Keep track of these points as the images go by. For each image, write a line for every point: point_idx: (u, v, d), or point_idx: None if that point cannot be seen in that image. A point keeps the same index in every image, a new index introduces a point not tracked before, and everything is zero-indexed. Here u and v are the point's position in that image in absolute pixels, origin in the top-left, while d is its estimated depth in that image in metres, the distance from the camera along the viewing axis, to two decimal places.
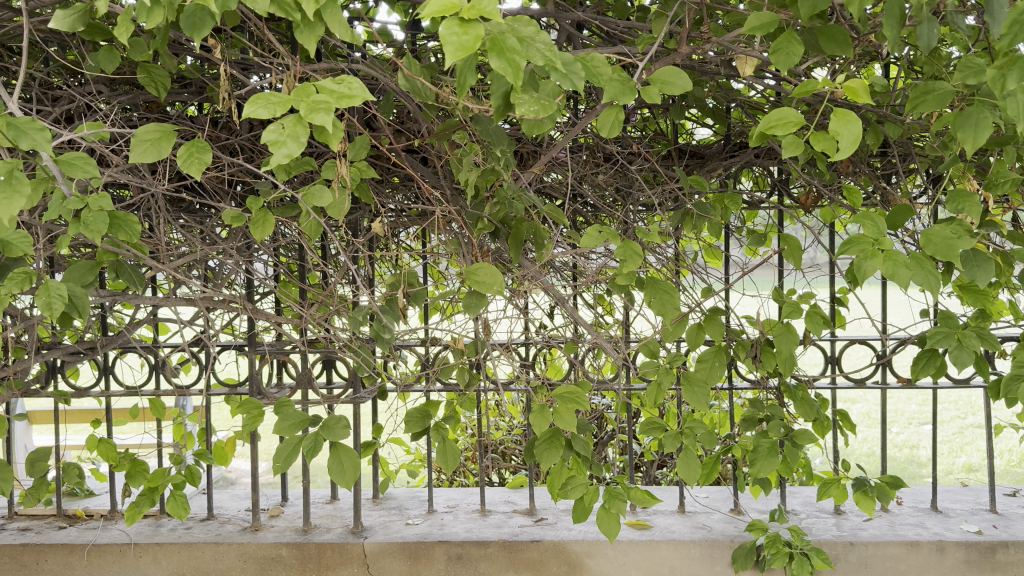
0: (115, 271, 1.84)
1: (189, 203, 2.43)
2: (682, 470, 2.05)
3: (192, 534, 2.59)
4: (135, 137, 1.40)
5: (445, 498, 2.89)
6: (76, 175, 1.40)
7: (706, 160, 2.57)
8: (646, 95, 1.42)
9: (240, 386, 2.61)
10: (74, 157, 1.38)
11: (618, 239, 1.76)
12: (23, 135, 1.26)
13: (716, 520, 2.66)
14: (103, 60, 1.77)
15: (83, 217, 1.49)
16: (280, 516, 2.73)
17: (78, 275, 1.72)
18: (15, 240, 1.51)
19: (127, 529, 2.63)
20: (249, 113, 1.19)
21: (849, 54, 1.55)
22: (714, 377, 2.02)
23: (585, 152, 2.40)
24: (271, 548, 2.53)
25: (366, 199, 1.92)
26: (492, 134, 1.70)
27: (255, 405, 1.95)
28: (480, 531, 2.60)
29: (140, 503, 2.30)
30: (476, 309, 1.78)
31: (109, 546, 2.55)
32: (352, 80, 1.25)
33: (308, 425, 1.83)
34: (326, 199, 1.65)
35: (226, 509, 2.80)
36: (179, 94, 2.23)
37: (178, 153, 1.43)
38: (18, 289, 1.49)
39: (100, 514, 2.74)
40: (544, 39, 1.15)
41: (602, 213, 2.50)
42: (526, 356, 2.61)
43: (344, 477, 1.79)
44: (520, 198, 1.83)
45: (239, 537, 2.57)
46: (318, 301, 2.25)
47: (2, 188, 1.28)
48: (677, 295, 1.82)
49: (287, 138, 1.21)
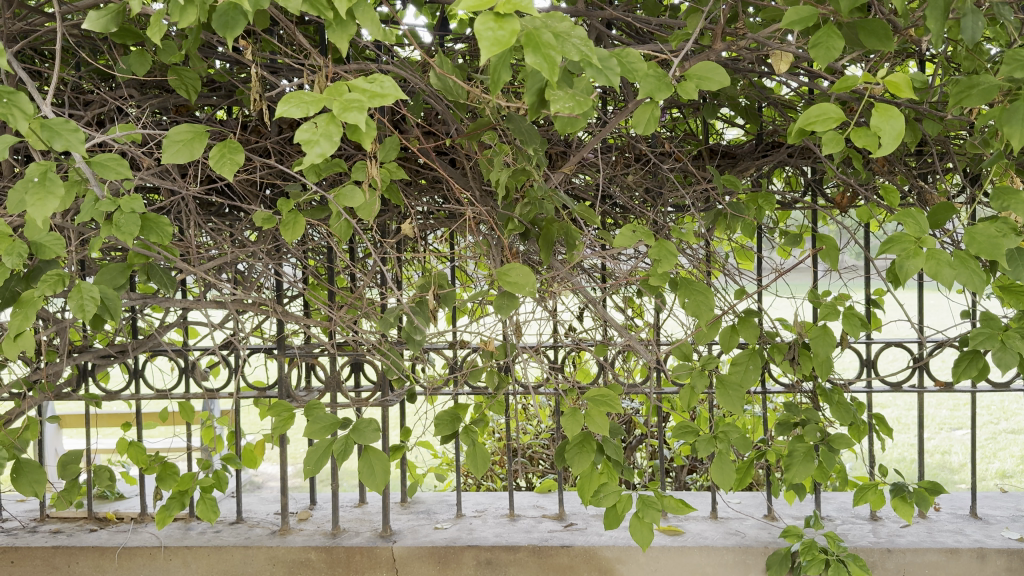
0: (146, 274, 1.84)
1: (218, 206, 2.44)
2: (716, 476, 2.01)
3: (221, 538, 2.59)
4: (168, 138, 1.40)
5: (473, 502, 2.87)
6: (109, 177, 1.40)
7: (738, 160, 2.53)
8: (683, 91, 1.39)
9: (270, 389, 2.61)
10: (107, 159, 1.38)
11: (652, 238, 1.72)
12: (57, 136, 1.26)
13: (750, 526, 2.62)
14: (135, 63, 1.75)
15: (115, 219, 1.50)
16: (309, 519, 2.73)
17: (109, 278, 1.72)
18: (48, 242, 1.50)
19: (157, 532, 2.63)
20: (282, 112, 1.18)
21: (889, 49, 1.52)
22: (748, 381, 2.01)
23: (615, 153, 2.37)
24: (300, 552, 2.52)
25: (397, 202, 1.90)
26: (525, 132, 1.66)
27: (285, 408, 1.94)
28: (509, 536, 2.58)
29: (170, 506, 2.30)
30: (507, 311, 1.76)
31: (140, 549, 2.55)
32: (384, 79, 1.23)
33: (338, 428, 1.82)
34: (357, 199, 1.64)
35: (255, 512, 2.79)
36: (209, 97, 2.23)
37: (211, 154, 1.42)
38: (51, 291, 1.49)
39: (130, 517, 2.75)
40: (580, 34, 1.13)
41: (631, 214, 2.47)
42: (555, 360, 2.59)
43: (375, 481, 1.79)
44: (551, 198, 1.80)
45: (268, 541, 2.56)
46: (348, 304, 2.24)
47: (37, 189, 1.28)
48: (712, 297, 1.77)
49: (320, 137, 1.20)
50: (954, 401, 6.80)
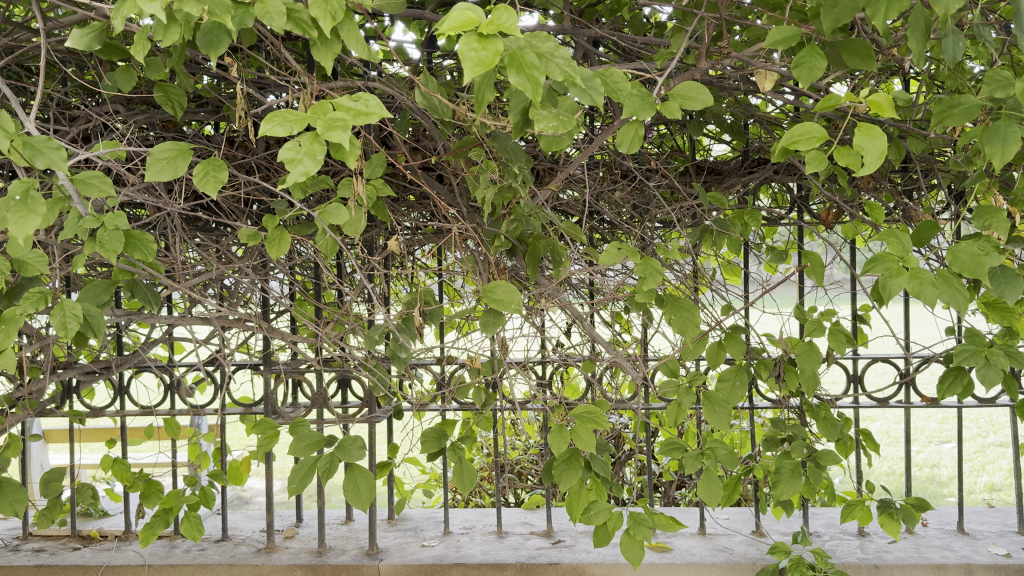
0: (130, 291, 1.83)
1: (205, 222, 2.44)
2: (704, 493, 2.01)
3: (207, 555, 2.57)
4: (151, 156, 1.39)
5: (461, 519, 2.85)
6: (92, 194, 1.39)
7: (725, 176, 2.53)
8: (666, 110, 1.39)
9: (256, 406, 2.61)
10: (91, 176, 1.37)
11: (638, 255, 1.71)
12: (39, 154, 1.24)
13: (738, 543, 2.61)
14: (120, 79, 1.75)
15: (98, 236, 1.49)
16: (295, 537, 2.71)
17: (93, 294, 1.71)
18: (31, 259, 1.49)
19: (141, 550, 2.61)
20: (266, 131, 1.20)
21: (871, 68, 1.54)
22: (735, 398, 2.00)
23: (602, 169, 2.37)
24: (286, 571, 2.51)
25: (384, 218, 1.89)
26: (509, 150, 1.68)
27: (271, 426, 1.92)
28: (497, 552, 2.56)
29: (154, 524, 2.27)
30: (493, 328, 1.75)
31: (123, 568, 2.53)
32: (369, 98, 1.24)
33: (323, 446, 1.81)
34: (342, 217, 1.64)
35: (240, 530, 2.77)
36: (196, 113, 2.23)
37: (194, 172, 1.42)
38: (33, 308, 1.48)
39: (114, 534, 2.72)
40: (564, 54, 1.13)
41: (619, 230, 2.48)
42: (543, 375, 2.59)
43: (360, 499, 1.77)
44: (537, 215, 1.80)
45: (254, 559, 2.54)
46: (334, 320, 2.24)
47: (18, 208, 1.27)
48: (698, 313, 1.76)
49: (304, 155, 1.21)
50: (942, 414, 6.82)
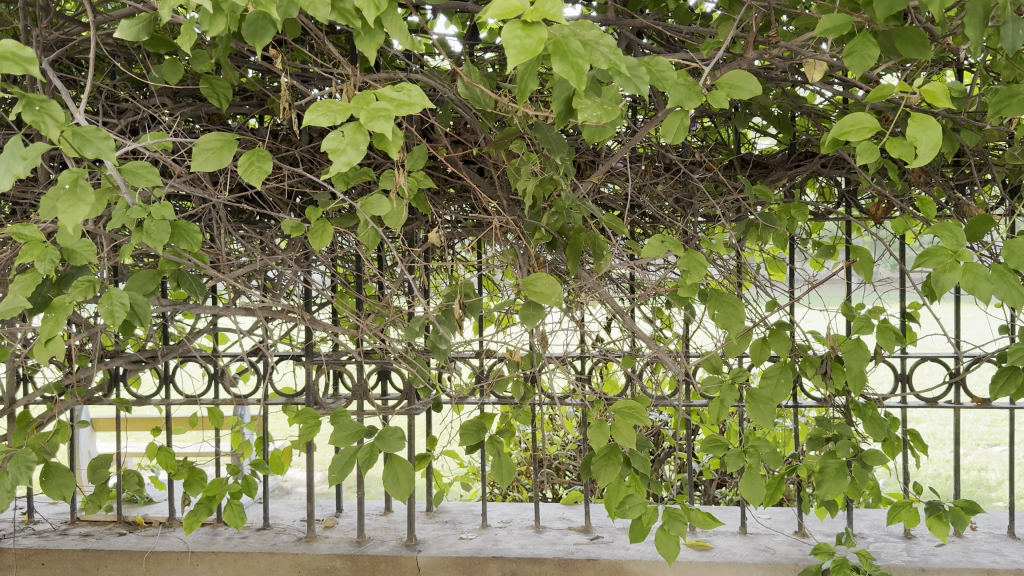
0: (176, 280, 1.86)
1: (249, 214, 2.46)
2: (747, 491, 1.96)
3: (248, 544, 2.60)
4: (197, 146, 1.40)
5: (499, 513, 2.85)
6: (139, 185, 1.41)
7: (770, 170, 2.49)
8: (714, 99, 1.36)
9: (298, 396, 2.64)
10: (138, 167, 1.39)
11: (682, 248, 1.68)
12: (88, 144, 1.26)
13: (780, 543, 2.57)
14: (167, 72, 1.77)
15: (145, 226, 1.51)
16: (335, 527, 2.73)
17: (140, 284, 1.73)
18: (80, 249, 1.52)
19: (185, 537, 2.65)
20: (310, 121, 1.21)
21: (926, 57, 1.49)
22: (780, 395, 1.97)
23: (645, 161, 2.34)
24: (326, 560, 2.53)
25: (425, 210, 1.90)
26: (552, 141, 1.65)
27: (312, 415, 1.94)
28: (535, 547, 2.55)
29: (198, 511, 2.29)
30: (533, 321, 1.73)
31: (167, 554, 2.57)
32: (411, 88, 1.24)
33: (363, 436, 1.82)
34: (384, 208, 1.65)
35: (281, 519, 2.80)
36: (241, 106, 2.25)
37: (239, 162, 1.43)
38: (82, 296, 1.50)
39: (159, 521, 2.77)
40: (608, 42, 1.11)
41: (660, 224, 2.44)
42: (581, 370, 2.57)
43: (399, 490, 1.78)
44: (579, 208, 1.78)
45: (294, 548, 2.57)
46: (375, 312, 2.25)
47: (67, 196, 1.29)
48: (742, 309, 1.73)
49: (347, 145, 1.22)
50: (991, 417, 6.64)
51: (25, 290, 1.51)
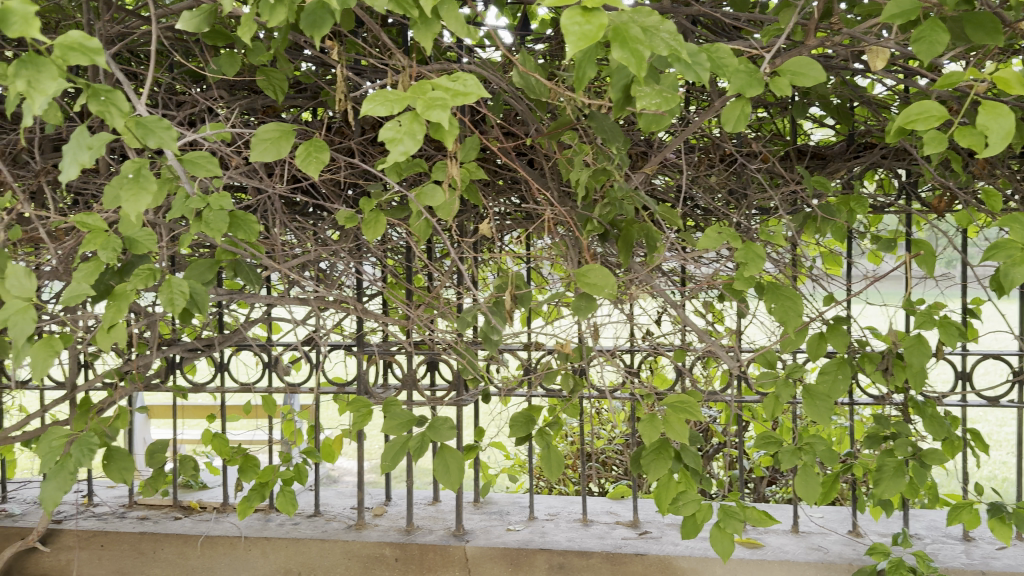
0: (233, 271, 1.88)
1: (302, 206, 2.48)
2: (800, 489, 1.93)
3: (299, 530, 2.64)
4: (255, 137, 1.42)
5: (546, 506, 2.84)
6: (199, 175, 1.43)
7: (828, 161, 2.43)
8: (776, 87, 1.33)
9: (349, 385, 2.68)
10: (198, 157, 1.41)
11: (739, 240, 1.65)
12: (151, 133, 1.28)
13: (833, 542, 2.52)
14: (225, 64, 1.81)
15: (204, 216, 1.54)
16: (384, 515, 2.75)
17: (198, 273, 1.75)
18: (141, 238, 1.56)
19: (238, 522, 2.70)
20: (367, 111, 1.22)
21: (998, 43, 1.43)
22: (837, 392, 1.91)
23: (698, 153, 2.31)
24: (375, 548, 2.55)
25: (477, 201, 1.89)
26: (607, 130, 1.64)
27: (364, 404, 1.96)
28: (582, 540, 2.54)
29: (252, 497, 2.33)
30: (585, 313, 1.71)
31: (221, 538, 2.62)
32: (467, 77, 1.24)
33: (413, 426, 1.83)
34: (438, 198, 1.65)
35: (332, 506, 2.84)
36: (295, 98, 2.28)
37: (296, 153, 1.44)
38: (141, 285, 1.54)
39: (213, 506, 2.82)
40: (669, 28, 1.10)
41: (713, 216, 2.41)
42: (630, 363, 2.55)
43: (450, 480, 1.79)
44: (631, 199, 1.75)
45: (344, 535, 2.60)
46: (425, 303, 2.26)
47: (130, 186, 1.31)
48: (801, 303, 1.69)
49: (404, 135, 1.22)
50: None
51: (89, 277, 1.54)
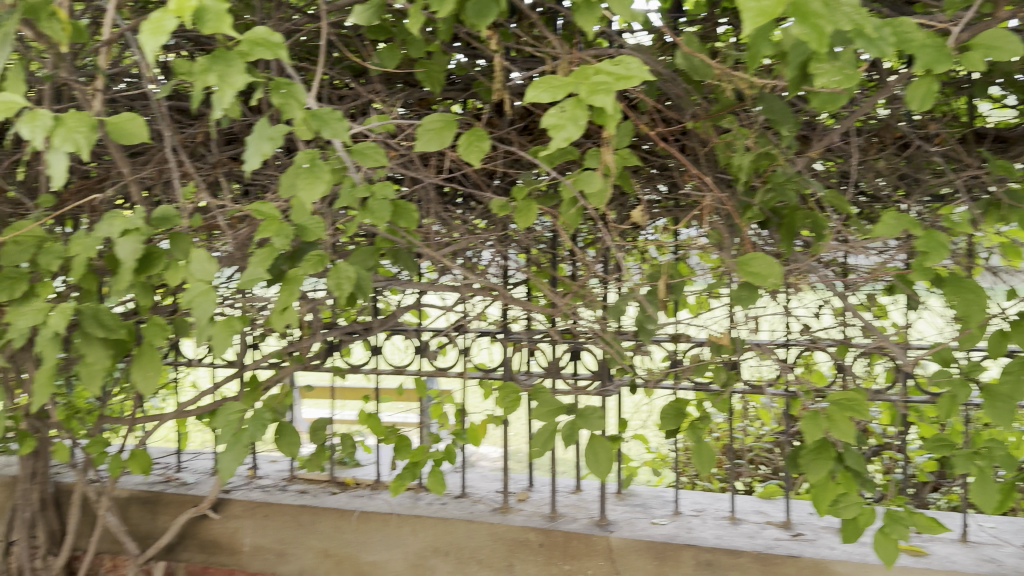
0: (393, 258, 2.05)
1: (452, 196, 2.54)
2: (976, 496, 1.79)
3: (447, 510, 2.72)
4: (421, 127, 1.48)
5: (691, 501, 2.78)
6: (366, 164, 1.57)
7: (1012, 144, 2.24)
8: (967, 62, 1.23)
9: (495, 371, 2.76)
10: (366, 147, 1.54)
11: (917, 228, 1.55)
12: (325, 125, 1.40)
13: (1009, 555, 2.33)
14: (387, 58, 1.93)
15: (368, 205, 1.62)
16: (528, 500, 2.79)
17: (361, 260, 1.88)
18: (312, 226, 1.71)
19: (390, 500, 2.82)
20: (531, 97, 1.23)
21: None
22: (1020, 394, 1.68)
23: (865, 137, 2.18)
24: (520, 532, 2.59)
25: (630, 189, 1.86)
26: (777, 112, 1.58)
27: (513, 390, 2.00)
28: (731, 538, 2.48)
29: (405, 475, 2.44)
30: (747, 302, 1.66)
31: (374, 515, 2.73)
32: (631, 60, 1.22)
33: (562, 413, 1.85)
34: (595, 184, 1.63)
35: (478, 488, 2.90)
36: (448, 91, 2.32)
37: (460, 142, 1.49)
38: (312, 270, 1.62)
39: (366, 483, 2.98)
40: (851, 1, 1.03)
41: (880, 204, 2.27)
42: (785, 358, 2.44)
43: (599, 469, 1.80)
44: (795, 184, 1.71)
45: (490, 518, 2.65)
46: (573, 292, 2.26)
47: (306, 174, 1.50)
48: (986, 297, 1.57)
49: (567, 121, 1.22)
50: None
51: (264, 262, 1.64)
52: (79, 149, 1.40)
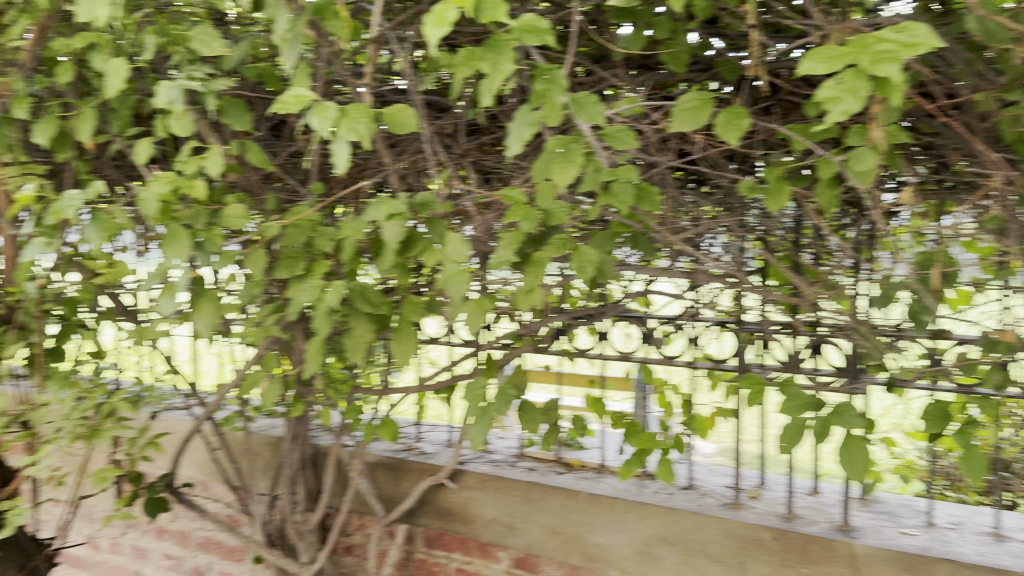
0: (632, 243, 2.11)
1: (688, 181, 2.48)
2: None
3: (675, 501, 2.74)
4: (678, 107, 1.52)
5: (946, 513, 2.57)
6: (618, 147, 1.61)
7: None
8: None
9: (727, 360, 2.69)
10: (619, 131, 1.59)
11: None
12: (584, 109, 1.50)
13: None
14: (632, 42, 2.06)
15: (614, 189, 1.69)
16: (761, 498, 2.74)
17: (601, 243, 1.93)
18: (557, 210, 1.78)
19: (616, 485, 2.87)
20: (807, 70, 1.20)
21: None
22: None
23: None
24: (754, 530, 2.55)
25: (898, 167, 1.72)
26: None
27: (759, 381, 2.19)
28: (995, 557, 2.29)
29: (633, 462, 2.47)
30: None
31: (601, 497, 2.80)
32: (918, 25, 1.17)
33: (814, 410, 1.85)
34: (869, 163, 1.50)
35: (707, 480, 2.88)
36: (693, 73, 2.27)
37: (719, 121, 1.52)
38: (556, 253, 1.80)
39: (592, 466, 3.04)
40: None
41: None
42: None
43: (854, 471, 1.75)
44: None
45: (722, 512, 2.63)
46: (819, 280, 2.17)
47: (562, 158, 1.57)
48: None
49: (845, 93, 1.18)
50: None
51: (512, 245, 1.74)
52: (361, 136, 1.60)
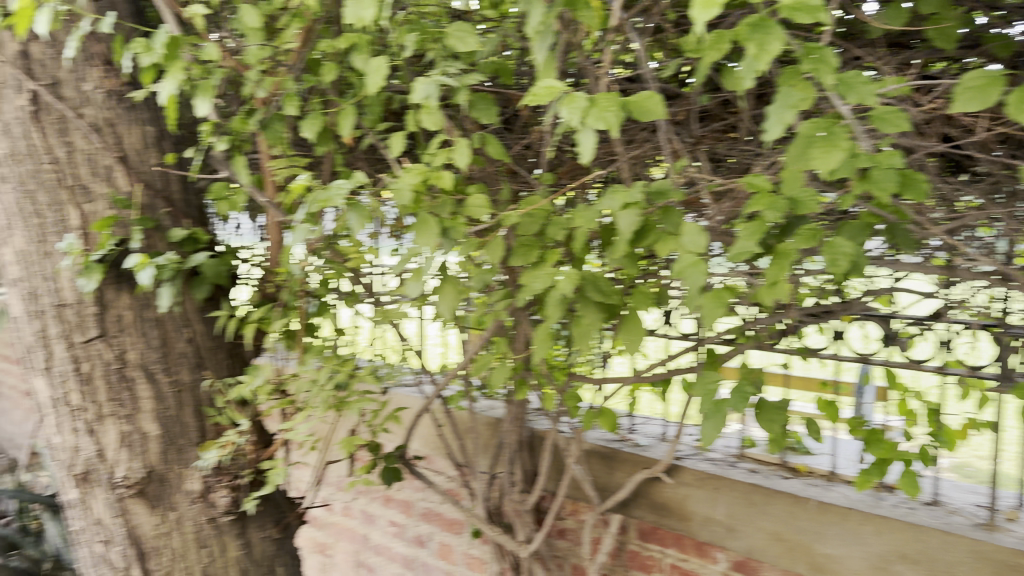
0: (889, 234, 1.92)
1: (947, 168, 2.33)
2: None
3: (918, 517, 2.53)
4: (962, 85, 1.40)
5: None
6: (884, 130, 1.49)
7: None
8: None
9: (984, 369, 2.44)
10: (887, 112, 1.47)
11: None
12: (853, 89, 1.42)
13: None
14: (896, 16, 1.97)
15: (871, 175, 1.55)
16: (1021, 522, 2.48)
17: (851, 234, 1.79)
18: (806, 200, 1.67)
19: (849, 495, 2.70)
20: None
21: None
22: None
23: None
24: (1013, 555, 2.31)
25: None
26: None
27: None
28: None
29: (872, 472, 2.28)
30: None
31: (833, 507, 2.64)
32: None
33: None
34: None
35: (954, 497, 2.65)
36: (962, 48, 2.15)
37: (1008, 99, 1.35)
38: (804, 244, 1.69)
39: (821, 472, 2.89)
40: None
41: None
42: None
43: None
44: None
45: (974, 534, 2.40)
46: None
47: (823, 143, 1.49)
48: None
49: None
50: None
51: (753, 236, 1.69)
52: (609, 125, 1.59)
